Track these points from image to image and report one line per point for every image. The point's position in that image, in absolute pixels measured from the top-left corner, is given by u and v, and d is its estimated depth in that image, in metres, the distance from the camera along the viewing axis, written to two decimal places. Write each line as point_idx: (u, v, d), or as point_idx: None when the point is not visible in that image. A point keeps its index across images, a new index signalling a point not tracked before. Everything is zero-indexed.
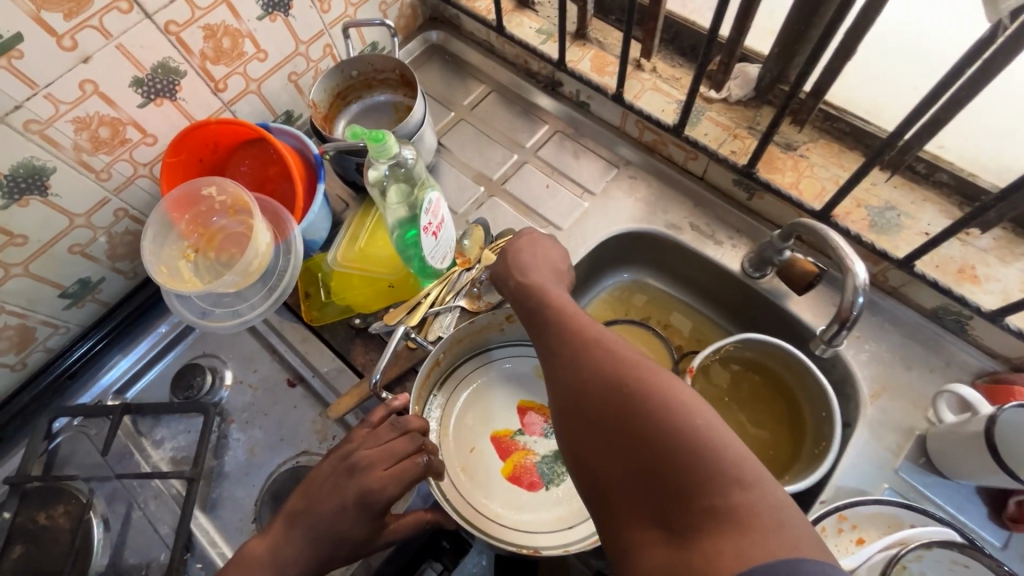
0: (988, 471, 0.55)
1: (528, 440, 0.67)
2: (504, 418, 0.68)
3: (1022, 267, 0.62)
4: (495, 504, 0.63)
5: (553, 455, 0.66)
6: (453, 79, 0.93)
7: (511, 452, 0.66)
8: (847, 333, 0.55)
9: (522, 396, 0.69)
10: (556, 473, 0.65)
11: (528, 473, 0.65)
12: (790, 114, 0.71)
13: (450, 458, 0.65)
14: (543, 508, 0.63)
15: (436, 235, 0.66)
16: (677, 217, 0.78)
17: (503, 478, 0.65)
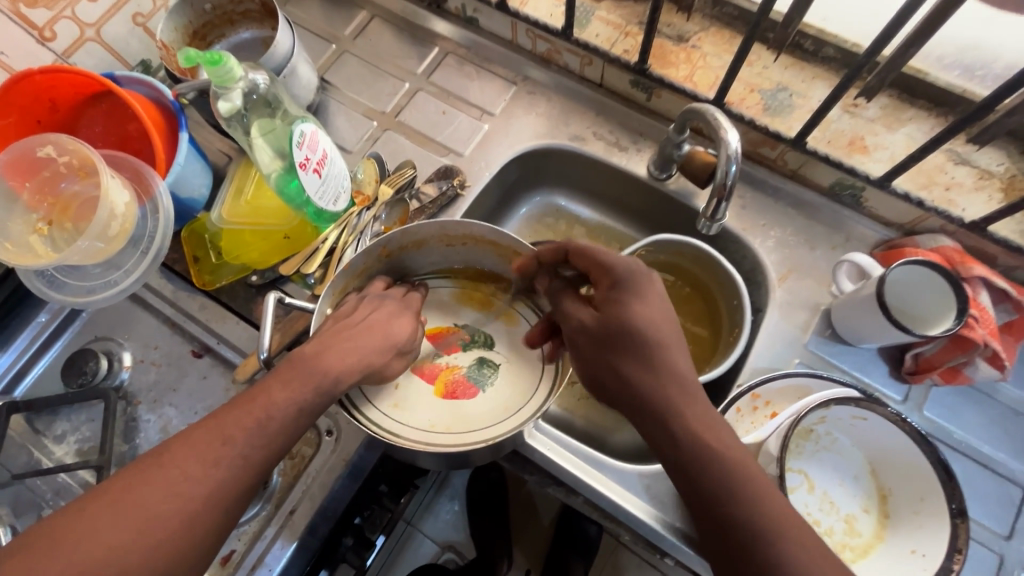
0: (884, 331, 0.57)
1: (449, 357, 0.61)
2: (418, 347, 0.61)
3: (909, 131, 0.62)
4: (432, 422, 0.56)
5: (478, 361, 0.61)
6: (332, 8, 0.85)
7: (435, 373, 0.59)
8: (727, 206, 0.55)
9: (434, 321, 0.63)
10: (488, 373, 0.60)
11: (460, 386, 0.58)
12: (676, 2, 0.68)
13: (377, 398, 0.57)
14: (485, 406, 0.57)
15: (320, 172, 0.60)
16: (580, 128, 0.75)
17: (437, 400, 0.57)
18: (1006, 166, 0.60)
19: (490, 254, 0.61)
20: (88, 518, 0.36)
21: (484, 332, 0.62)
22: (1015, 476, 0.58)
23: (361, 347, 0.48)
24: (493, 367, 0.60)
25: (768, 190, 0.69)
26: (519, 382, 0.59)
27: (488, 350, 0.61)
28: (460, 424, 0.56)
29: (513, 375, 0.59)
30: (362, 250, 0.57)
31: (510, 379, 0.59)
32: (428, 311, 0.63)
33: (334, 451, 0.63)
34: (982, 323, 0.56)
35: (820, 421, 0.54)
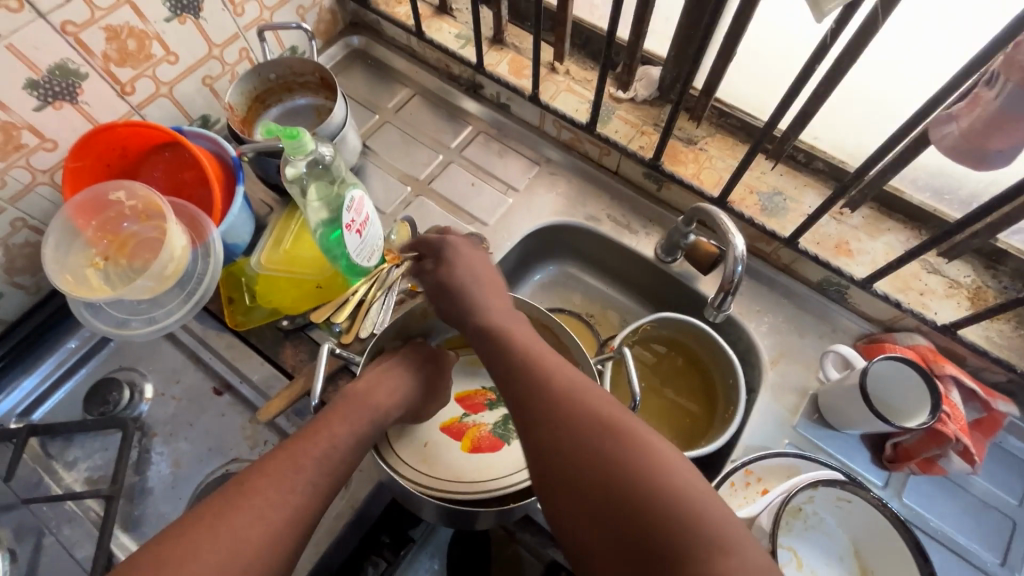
0: (867, 420, 0.63)
1: (476, 416, 0.62)
2: (446, 407, 0.63)
3: (888, 240, 0.70)
4: (461, 474, 0.56)
5: (503, 418, 0.61)
6: (377, 83, 0.94)
7: (462, 430, 0.60)
8: (732, 299, 0.63)
9: (462, 385, 0.65)
10: (513, 430, 0.60)
11: (486, 440, 0.59)
12: (687, 111, 0.77)
13: (406, 458, 0.58)
14: (511, 456, 0.57)
15: (360, 233, 0.66)
16: (595, 210, 0.82)
17: (464, 455, 0.58)
18: (973, 278, 0.67)
19: None
20: (188, 542, 0.38)
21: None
22: (988, 567, 0.62)
23: (393, 387, 0.55)
24: None
25: (761, 279, 0.76)
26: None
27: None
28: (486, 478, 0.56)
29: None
30: (401, 311, 0.63)
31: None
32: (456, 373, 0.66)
33: (343, 497, 0.65)
34: (952, 419, 0.61)
35: (808, 500, 0.57)
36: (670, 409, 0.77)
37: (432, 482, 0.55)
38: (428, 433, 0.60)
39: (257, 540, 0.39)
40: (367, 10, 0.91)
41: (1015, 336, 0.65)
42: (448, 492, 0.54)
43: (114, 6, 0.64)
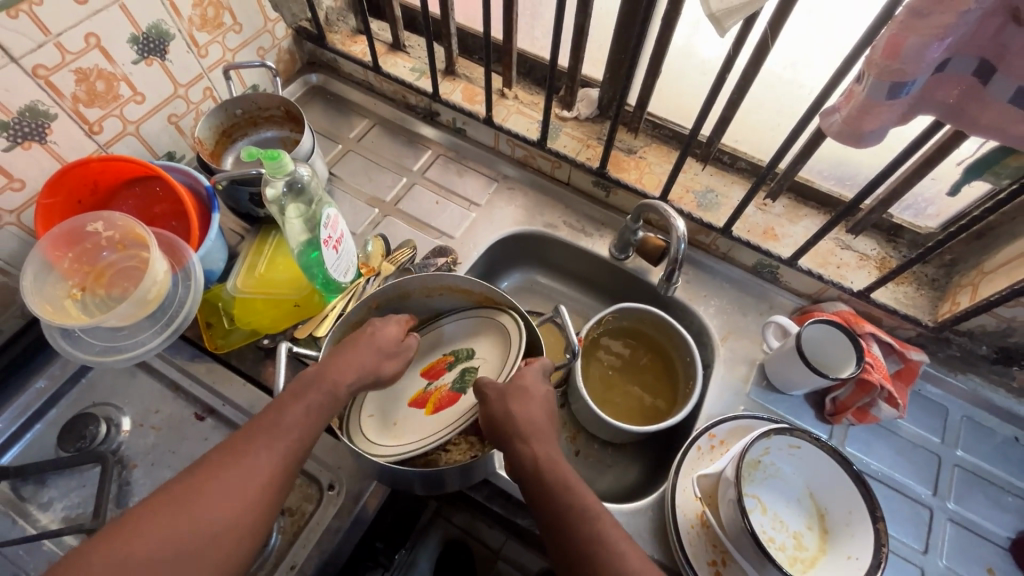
0: (806, 377, 0.71)
1: (437, 381, 0.65)
2: (413, 385, 0.66)
3: (806, 223, 0.81)
4: (422, 434, 0.58)
5: (460, 373, 0.64)
6: (337, 116, 1.00)
7: (426, 398, 0.63)
8: (678, 273, 0.72)
9: (423, 362, 0.69)
10: (468, 379, 0.63)
11: (445, 399, 0.62)
12: (626, 125, 0.87)
13: (377, 437, 0.61)
14: (457, 408, 0.59)
15: (337, 249, 0.70)
16: (552, 218, 0.90)
17: (428, 415, 0.60)
18: (878, 251, 0.78)
19: (465, 301, 0.71)
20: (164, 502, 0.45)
21: (464, 347, 0.67)
22: (923, 499, 0.71)
23: (353, 369, 0.57)
24: (475, 372, 0.63)
25: (704, 268, 0.86)
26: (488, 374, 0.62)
27: (469, 362, 0.65)
28: (444, 427, 0.57)
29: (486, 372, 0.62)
30: (355, 305, 0.67)
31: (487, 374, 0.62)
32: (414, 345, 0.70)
33: (335, 506, 0.67)
34: (876, 368, 0.70)
35: (766, 453, 0.63)
36: (637, 405, 0.81)
37: (386, 447, 0.59)
38: (397, 412, 0.64)
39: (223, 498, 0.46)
40: (324, 49, 0.97)
41: (918, 295, 0.76)
42: (395, 453, 0.57)
43: (84, 50, 0.67)
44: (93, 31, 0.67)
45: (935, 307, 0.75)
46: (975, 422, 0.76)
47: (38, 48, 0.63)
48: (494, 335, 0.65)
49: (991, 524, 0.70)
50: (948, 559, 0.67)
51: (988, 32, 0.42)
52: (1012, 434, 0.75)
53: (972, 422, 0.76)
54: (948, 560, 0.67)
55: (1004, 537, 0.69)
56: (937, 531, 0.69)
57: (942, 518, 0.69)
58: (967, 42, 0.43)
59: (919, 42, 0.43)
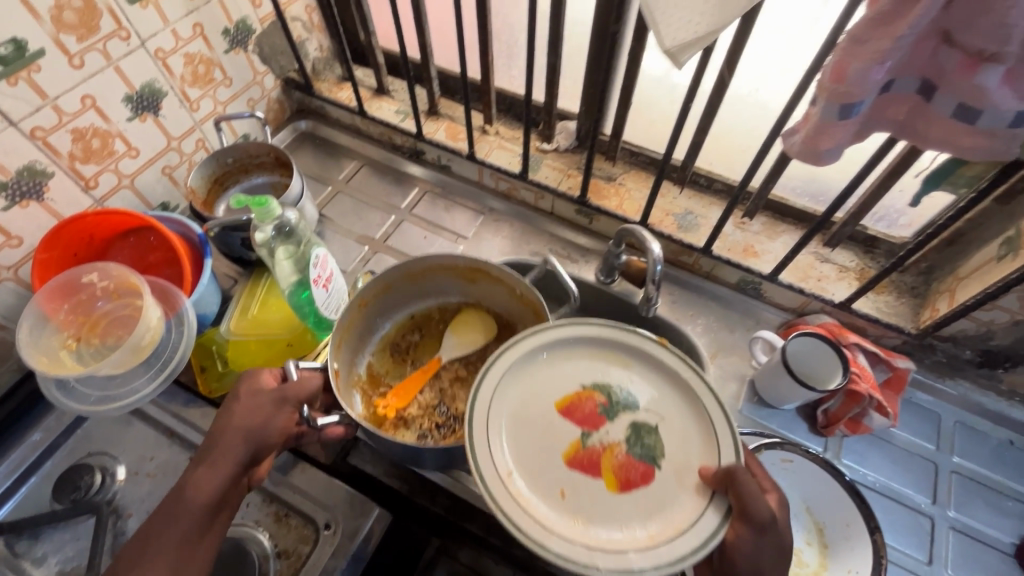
0: (795, 390, 0.72)
1: (599, 434, 0.53)
2: (558, 432, 0.53)
3: (784, 239, 0.83)
4: (627, 528, 0.48)
5: (633, 431, 0.53)
6: (327, 159, 1.03)
7: (594, 458, 0.52)
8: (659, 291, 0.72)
9: (556, 395, 0.55)
10: (653, 446, 0.52)
11: (633, 469, 0.51)
12: (603, 153, 0.90)
13: (547, 517, 0.48)
14: (677, 491, 0.49)
15: (327, 287, 0.72)
16: (538, 247, 0.92)
17: (617, 496, 0.50)
18: (857, 262, 0.80)
19: (440, 277, 0.78)
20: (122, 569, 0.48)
21: (614, 387, 0.56)
22: (923, 507, 0.70)
23: (240, 421, 0.55)
24: (653, 432, 0.53)
25: (689, 287, 0.87)
26: (694, 440, 0.52)
27: (636, 413, 0.54)
28: (658, 521, 0.48)
29: (680, 436, 0.52)
30: (349, 307, 0.70)
31: (677, 443, 0.52)
32: (543, 375, 0.57)
33: (332, 544, 0.67)
34: (864, 378, 0.71)
35: (759, 468, 0.64)
36: None
37: (580, 539, 0.47)
38: (554, 477, 0.51)
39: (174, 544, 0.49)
40: (312, 97, 1.01)
41: (898, 304, 0.77)
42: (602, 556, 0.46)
43: (80, 111, 0.70)
44: (89, 93, 0.71)
45: (917, 314, 0.76)
46: (968, 427, 0.76)
47: (35, 111, 0.66)
48: (668, 383, 0.55)
49: (994, 530, 0.69)
50: (953, 568, 0.67)
51: (924, 54, 0.45)
52: (1006, 438, 0.75)
53: (965, 427, 0.76)
54: (953, 570, 0.66)
55: (1006, 543, 0.68)
56: (939, 540, 0.68)
57: (943, 526, 0.69)
58: (906, 65, 0.46)
59: (860, 66, 0.45)
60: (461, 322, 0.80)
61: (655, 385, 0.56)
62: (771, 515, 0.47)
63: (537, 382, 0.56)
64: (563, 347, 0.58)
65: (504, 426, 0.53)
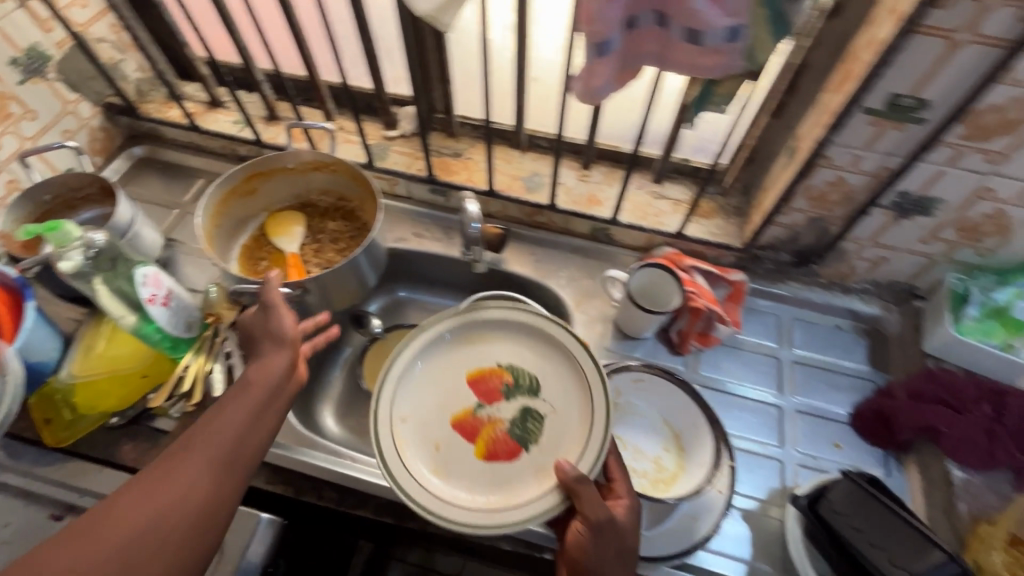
0: (646, 319, 0.77)
1: (492, 409, 0.64)
2: (460, 397, 0.66)
3: (623, 184, 0.88)
4: (473, 488, 0.61)
5: (519, 417, 0.64)
6: (172, 182, 0.99)
7: (478, 429, 0.64)
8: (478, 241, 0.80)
9: (473, 364, 0.67)
10: (529, 432, 0.63)
11: (504, 444, 0.63)
12: (447, 131, 0.92)
13: (419, 466, 0.62)
14: (527, 477, 0.60)
15: (166, 304, 0.70)
16: (402, 232, 0.93)
17: (481, 461, 0.62)
18: (688, 193, 0.87)
19: (238, 204, 0.85)
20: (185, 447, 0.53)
21: (526, 374, 0.66)
22: (772, 399, 0.79)
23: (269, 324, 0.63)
24: (538, 419, 0.63)
25: (549, 244, 0.92)
26: (571, 438, 0.61)
27: (531, 400, 0.64)
28: (502, 492, 0.60)
29: (560, 431, 0.62)
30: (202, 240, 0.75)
31: (554, 434, 0.62)
32: (468, 352, 0.68)
33: (219, 563, 0.65)
34: (701, 295, 0.77)
35: (619, 394, 0.70)
36: None
37: (432, 486, 0.60)
38: (437, 431, 0.64)
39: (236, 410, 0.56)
40: (140, 120, 0.97)
41: (727, 224, 0.85)
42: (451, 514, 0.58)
43: None
44: None
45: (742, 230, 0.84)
46: (804, 321, 0.85)
47: None
48: (572, 383, 0.64)
49: (832, 406, 0.78)
50: (801, 446, 0.75)
51: None
52: (834, 323, 0.85)
53: (801, 322, 0.85)
54: (800, 447, 0.75)
55: (843, 414, 0.78)
56: (787, 424, 0.77)
57: (789, 411, 0.78)
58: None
59: (595, 6, 0.50)
60: (277, 227, 0.88)
61: (564, 374, 0.65)
62: (607, 516, 0.55)
63: (462, 356, 0.67)
64: (491, 325, 0.68)
65: (421, 386, 0.66)
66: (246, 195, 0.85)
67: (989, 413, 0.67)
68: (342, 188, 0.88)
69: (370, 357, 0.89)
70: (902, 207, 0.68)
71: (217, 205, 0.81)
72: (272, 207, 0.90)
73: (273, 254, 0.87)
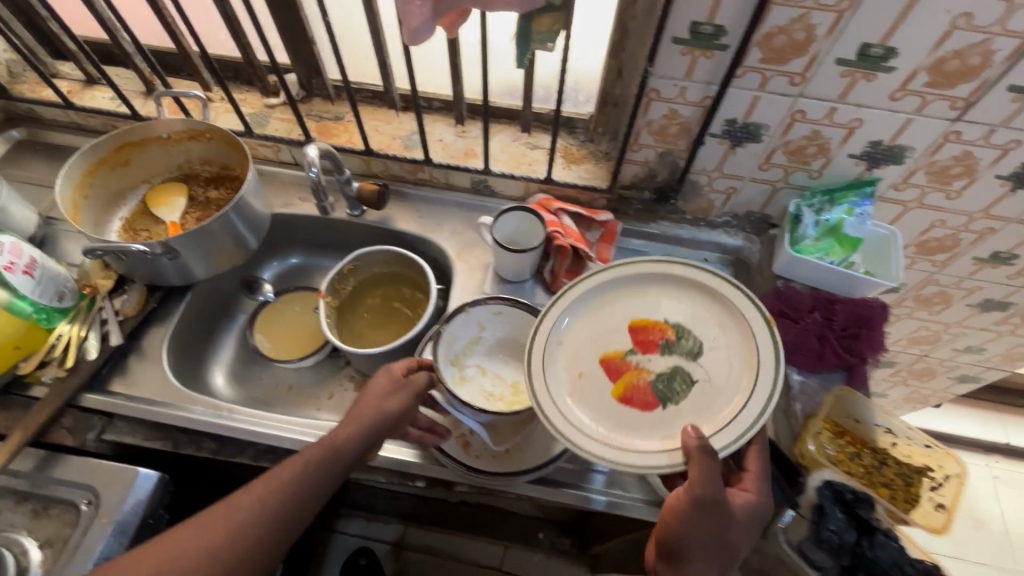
0: (516, 261, 0.81)
1: (643, 356, 0.63)
2: (618, 336, 0.64)
3: (500, 137, 0.91)
4: (611, 424, 0.60)
5: (668, 373, 0.62)
6: (53, 163, 0.98)
7: (622, 369, 0.62)
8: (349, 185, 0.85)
9: (639, 314, 0.65)
10: (673, 390, 0.61)
11: (646, 393, 0.61)
12: (327, 96, 0.94)
13: (556, 381, 0.62)
14: (654, 429, 0.59)
15: (28, 273, 0.70)
16: (289, 198, 0.94)
17: (614, 400, 0.61)
18: (560, 142, 0.91)
19: (110, 176, 0.85)
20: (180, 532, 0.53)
21: (692, 338, 0.63)
22: None
23: (373, 412, 0.60)
24: (687, 382, 0.61)
25: (435, 201, 0.94)
26: (730, 400, 0.59)
27: (688, 363, 0.62)
28: (621, 430, 0.59)
29: (712, 395, 0.60)
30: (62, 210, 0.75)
31: (706, 399, 0.60)
32: (635, 303, 0.66)
33: (94, 518, 0.65)
34: (566, 235, 0.81)
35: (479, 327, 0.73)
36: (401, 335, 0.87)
37: (598, 446, 0.57)
38: (585, 362, 0.63)
39: (248, 517, 0.54)
40: (13, 101, 0.95)
41: (597, 168, 0.89)
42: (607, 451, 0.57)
43: None
44: None
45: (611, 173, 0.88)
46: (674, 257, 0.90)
47: None
48: (739, 353, 0.61)
49: None
50: None
51: None
52: (702, 256, 0.90)
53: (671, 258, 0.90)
54: None
55: None
56: None
57: None
58: None
59: None
60: (157, 198, 0.89)
61: (729, 322, 0.62)
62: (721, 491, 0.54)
63: (623, 305, 0.66)
64: (654, 288, 0.66)
65: (568, 342, 0.64)
66: (119, 168, 0.85)
67: (821, 319, 0.72)
68: (220, 156, 0.89)
69: (263, 320, 0.92)
70: (733, 135, 0.73)
71: (84, 177, 0.81)
72: (152, 180, 0.90)
73: (153, 225, 0.88)
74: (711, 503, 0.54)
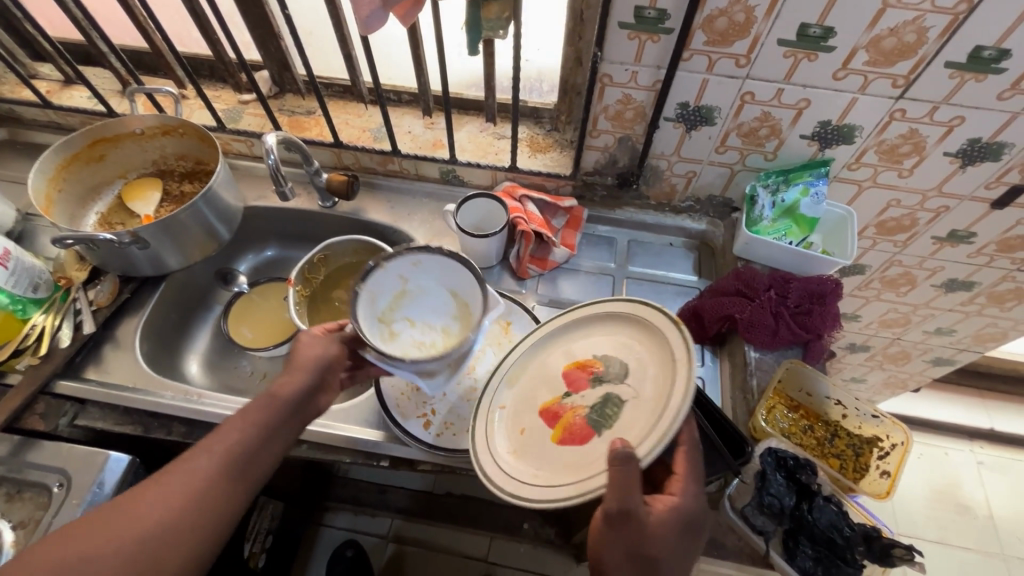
0: (479, 245, 0.82)
1: (576, 397, 0.59)
2: (556, 386, 0.61)
3: (467, 128, 0.93)
4: (545, 467, 0.55)
5: (601, 402, 0.56)
6: (33, 162, 1.00)
7: (559, 413, 0.58)
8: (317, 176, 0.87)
9: (572, 358, 0.62)
10: (607, 416, 0.55)
11: (580, 429, 0.55)
12: (298, 92, 0.96)
13: (501, 442, 0.60)
14: (584, 459, 0.53)
15: (4, 264, 0.71)
16: (263, 191, 0.96)
17: (554, 442, 0.56)
18: (526, 132, 0.92)
19: (85, 171, 0.87)
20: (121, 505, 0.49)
21: (617, 364, 0.58)
22: None
23: (306, 355, 0.62)
24: (616, 405, 0.55)
25: (405, 192, 0.96)
26: (648, 408, 0.52)
27: (615, 386, 0.57)
28: (552, 471, 0.54)
29: (640, 410, 0.53)
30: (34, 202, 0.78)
31: (632, 416, 0.53)
32: (575, 345, 0.63)
33: (66, 499, 0.67)
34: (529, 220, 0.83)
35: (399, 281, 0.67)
36: None
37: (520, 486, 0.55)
38: (528, 418, 0.61)
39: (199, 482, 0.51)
40: None
41: (562, 156, 0.91)
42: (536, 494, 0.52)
43: None
44: None
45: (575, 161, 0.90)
46: (640, 242, 0.92)
47: None
48: (657, 357, 0.55)
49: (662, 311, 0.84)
50: None
51: None
52: (667, 241, 0.92)
53: (637, 243, 0.92)
54: None
55: None
56: None
57: None
58: None
59: None
60: (132, 193, 0.91)
61: (654, 337, 0.57)
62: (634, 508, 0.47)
63: (563, 351, 0.64)
64: (583, 331, 0.64)
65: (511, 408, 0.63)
66: (93, 163, 0.88)
67: (776, 297, 0.74)
68: (193, 150, 0.91)
69: (237, 309, 0.95)
70: (687, 119, 0.75)
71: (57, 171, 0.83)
72: (128, 176, 0.92)
73: (129, 219, 0.90)
74: (624, 514, 0.48)
